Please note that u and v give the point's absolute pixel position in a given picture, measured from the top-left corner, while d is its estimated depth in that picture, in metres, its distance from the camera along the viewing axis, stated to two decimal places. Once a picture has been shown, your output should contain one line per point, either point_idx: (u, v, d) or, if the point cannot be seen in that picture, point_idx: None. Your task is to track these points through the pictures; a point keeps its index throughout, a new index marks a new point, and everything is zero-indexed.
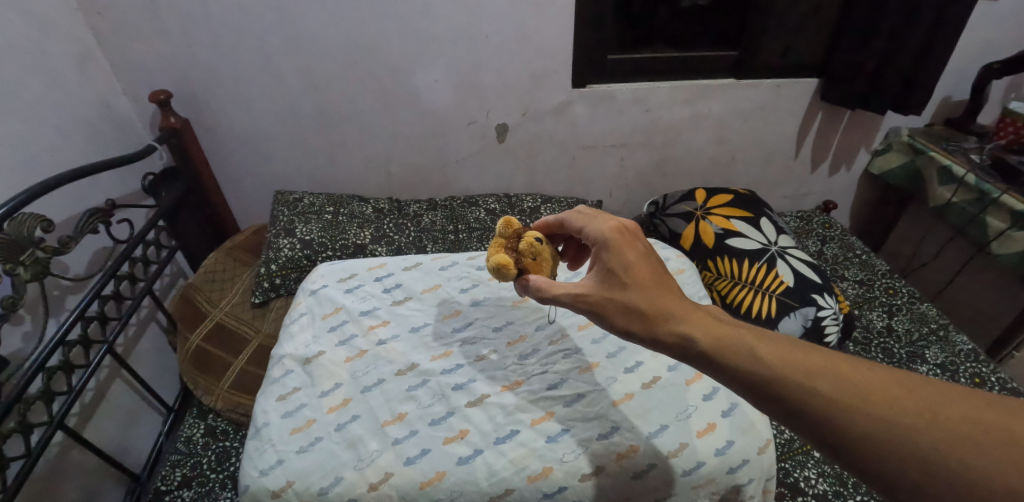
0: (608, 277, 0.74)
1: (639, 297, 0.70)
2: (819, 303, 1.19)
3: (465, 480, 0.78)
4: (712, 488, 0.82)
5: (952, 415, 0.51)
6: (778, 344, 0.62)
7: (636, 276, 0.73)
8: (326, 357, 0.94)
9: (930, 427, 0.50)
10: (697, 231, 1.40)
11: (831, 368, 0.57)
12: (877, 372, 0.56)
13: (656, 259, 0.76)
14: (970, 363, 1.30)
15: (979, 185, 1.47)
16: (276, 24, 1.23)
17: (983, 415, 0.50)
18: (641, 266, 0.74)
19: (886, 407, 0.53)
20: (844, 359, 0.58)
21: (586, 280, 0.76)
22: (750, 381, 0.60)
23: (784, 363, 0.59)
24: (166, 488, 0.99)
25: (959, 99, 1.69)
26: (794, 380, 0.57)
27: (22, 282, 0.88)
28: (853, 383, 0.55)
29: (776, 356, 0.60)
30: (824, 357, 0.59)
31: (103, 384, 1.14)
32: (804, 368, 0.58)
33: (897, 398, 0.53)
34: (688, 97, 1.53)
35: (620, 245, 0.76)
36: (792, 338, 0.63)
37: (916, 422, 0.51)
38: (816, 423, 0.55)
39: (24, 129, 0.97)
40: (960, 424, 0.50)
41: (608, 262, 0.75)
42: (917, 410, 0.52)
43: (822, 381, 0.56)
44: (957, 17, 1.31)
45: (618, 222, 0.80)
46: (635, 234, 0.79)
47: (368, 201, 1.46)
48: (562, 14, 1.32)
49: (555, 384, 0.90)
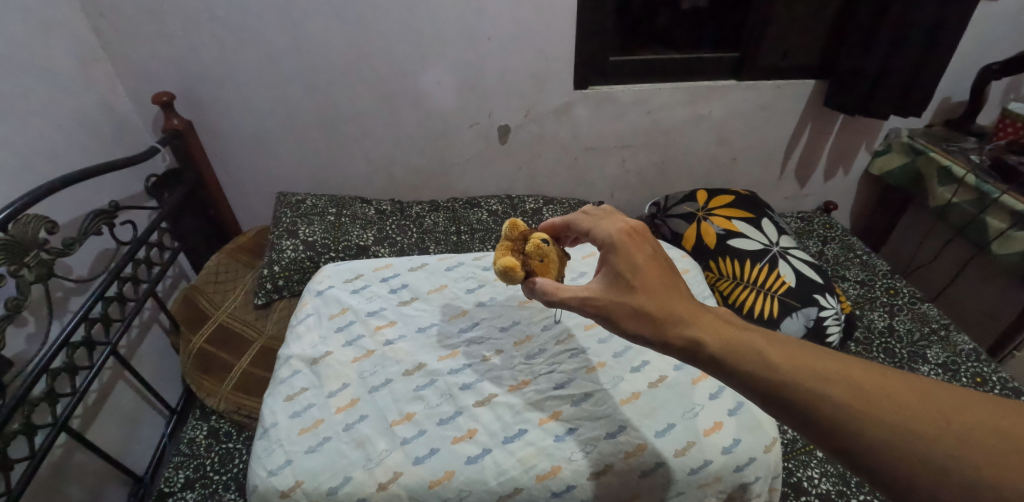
0: (615, 281, 0.74)
1: (647, 300, 0.71)
2: (821, 303, 1.19)
3: (475, 479, 0.78)
4: (719, 487, 0.82)
5: (966, 423, 0.51)
6: (787, 349, 0.62)
7: (644, 278, 0.73)
8: (334, 358, 0.95)
9: (943, 433, 0.51)
10: (697, 232, 1.41)
11: (841, 372, 0.58)
12: (889, 376, 0.56)
13: (664, 261, 0.76)
14: (972, 362, 1.30)
15: (979, 186, 1.48)
16: (278, 27, 1.23)
17: (997, 423, 0.50)
18: (650, 270, 0.74)
19: (898, 414, 0.53)
20: (856, 365, 0.58)
21: (594, 283, 0.76)
22: (760, 385, 0.60)
23: (794, 367, 0.59)
24: (169, 490, 0.99)
25: (959, 100, 1.69)
26: (803, 383, 0.58)
27: (26, 284, 0.88)
28: (864, 388, 0.55)
29: (788, 361, 0.60)
30: (835, 362, 0.59)
31: (105, 386, 1.14)
32: (812, 371, 0.58)
33: (911, 404, 0.53)
34: (689, 99, 1.54)
35: (628, 247, 0.76)
36: (804, 342, 0.63)
37: (929, 427, 0.51)
38: (827, 427, 0.55)
39: (28, 131, 0.97)
40: (974, 432, 0.50)
41: (616, 265, 0.75)
42: (928, 416, 0.52)
43: (833, 385, 0.56)
44: (958, 18, 1.31)
45: (626, 224, 0.80)
46: (643, 235, 0.79)
47: (371, 203, 1.47)
48: (564, 15, 1.32)
49: (562, 383, 0.90)
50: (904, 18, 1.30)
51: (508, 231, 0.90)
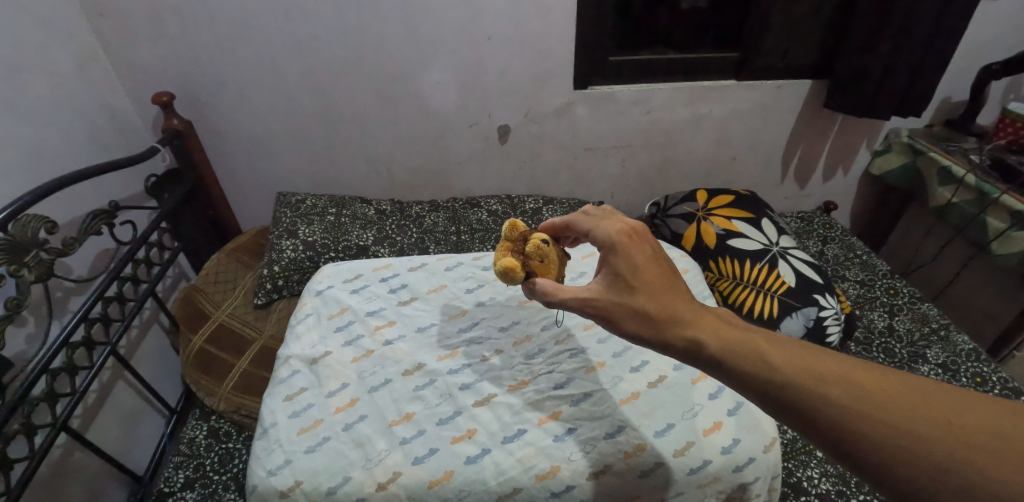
0: (615, 281, 0.74)
1: (646, 301, 0.70)
2: (820, 303, 1.19)
3: (474, 479, 0.78)
4: (718, 487, 0.82)
5: (967, 424, 0.51)
6: (787, 349, 0.62)
7: (644, 279, 0.73)
8: (334, 358, 0.95)
9: (944, 434, 0.51)
10: (698, 232, 1.41)
11: (842, 373, 0.57)
12: (890, 377, 0.56)
13: (664, 261, 0.76)
14: (972, 362, 1.30)
15: (979, 186, 1.48)
16: (278, 27, 1.23)
17: (999, 424, 0.50)
18: (650, 270, 0.74)
19: (900, 414, 0.53)
20: (857, 366, 0.58)
21: (593, 283, 0.76)
22: (760, 386, 0.60)
23: (794, 367, 0.59)
24: (169, 490, 0.99)
25: (959, 100, 1.69)
26: (803, 384, 0.58)
27: (26, 284, 0.88)
28: (864, 389, 0.55)
29: (789, 362, 0.60)
30: (835, 363, 0.59)
31: (105, 386, 1.14)
32: (812, 371, 0.58)
33: (911, 404, 0.53)
34: (689, 99, 1.54)
35: (628, 248, 0.76)
36: (804, 343, 0.63)
37: (930, 428, 0.51)
38: (827, 428, 0.55)
39: (28, 131, 0.97)
40: (974, 432, 0.50)
41: (616, 266, 0.75)
42: (930, 418, 0.52)
43: (834, 386, 0.56)
44: (958, 18, 1.31)
45: (626, 225, 0.80)
46: (643, 236, 0.79)
47: (371, 202, 1.47)
48: (564, 15, 1.32)
49: (562, 383, 0.90)
50: (904, 18, 1.30)
51: (508, 232, 0.90)
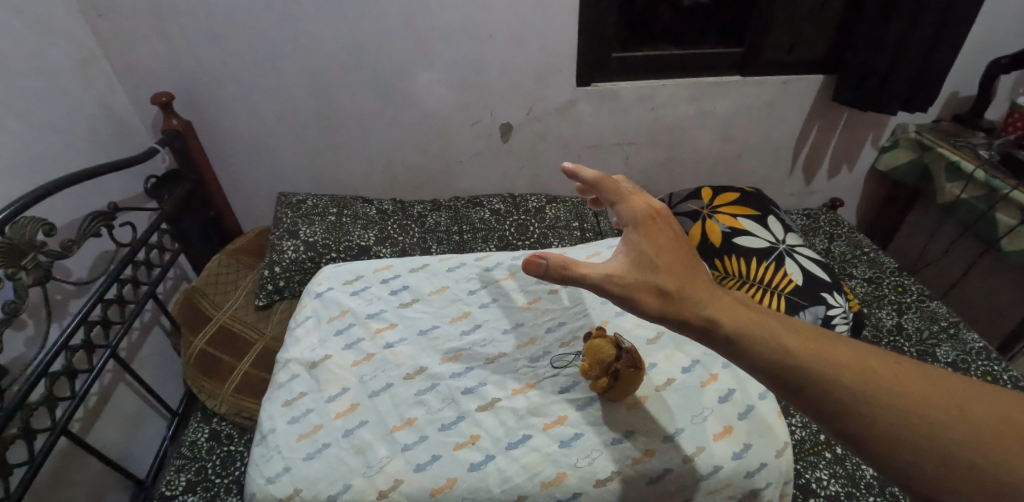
0: (639, 260, 0.70)
1: (669, 280, 0.67)
2: (829, 301, 1.17)
3: (476, 487, 0.76)
4: (729, 493, 0.80)
5: (978, 411, 0.48)
6: (802, 333, 0.58)
7: (666, 259, 0.70)
8: (333, 362, 0.93)
9: (956, 421, 0.48)
10: (703, 230, 1.38)
11: (856, 357, 0.54)
12: (902, 364, 0.53)
13: (686, 244, 0.73)
14: (983, 361, 1.28)
15: (990, 182, 1.44)
16: (276, 25, 1.22)
17: (1012, 414, 0.47)
18: (670, 250, 0.71)
19: (911, 400, 0.50)
20: (870, 352, 0.54)
21: (616, 261, 0.71)
22: (771, 366, 0.56)
23: (808, 350, 0.55)
24: (171, 493, 0.98)
25: (967, 95, 1.67)
26: (816, 368, 0.54)
27: (24, 287, 0.86)
28: (876, 373, 0.52)
29: (804, 346, 0.56)
30: (848, 346, 0.55)
31: (105, 390, 1.13)
32: (827, 354, 0.54)
33: (923, 392, 0.50)
34: (693, 96, 1.51)
35: (651, 229, 0.73)
36: (818, 327, 0.60)
37: (941, 416, 0.48)
38: (837, 415, 0.51)
39: (27, 133, 0.96)
40: (987, 421, 0.47)
41: (639, 245, 0.72)
42: (942, 406, 0.49)
43: (847, 370, 0.53)
44: (969, 10, 1.28)
45: (649, 204, 0.77)
46: (666, 218, 0.76)
47: (372, 203, 1.46)
48: (566, 12, 1.30)
49: (567, 387, 0.89)
50: (914, 11, 1.27)
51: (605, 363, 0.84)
